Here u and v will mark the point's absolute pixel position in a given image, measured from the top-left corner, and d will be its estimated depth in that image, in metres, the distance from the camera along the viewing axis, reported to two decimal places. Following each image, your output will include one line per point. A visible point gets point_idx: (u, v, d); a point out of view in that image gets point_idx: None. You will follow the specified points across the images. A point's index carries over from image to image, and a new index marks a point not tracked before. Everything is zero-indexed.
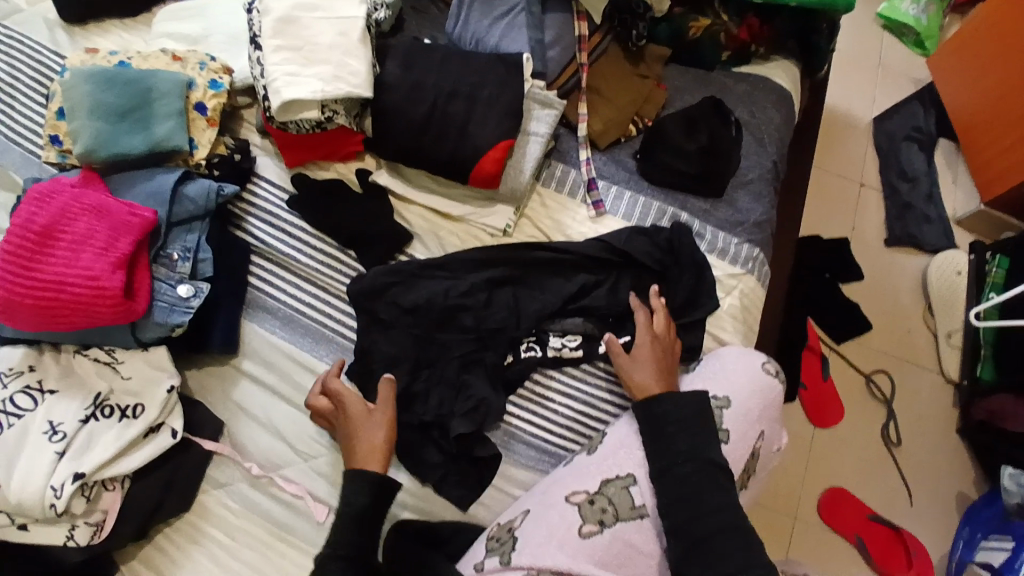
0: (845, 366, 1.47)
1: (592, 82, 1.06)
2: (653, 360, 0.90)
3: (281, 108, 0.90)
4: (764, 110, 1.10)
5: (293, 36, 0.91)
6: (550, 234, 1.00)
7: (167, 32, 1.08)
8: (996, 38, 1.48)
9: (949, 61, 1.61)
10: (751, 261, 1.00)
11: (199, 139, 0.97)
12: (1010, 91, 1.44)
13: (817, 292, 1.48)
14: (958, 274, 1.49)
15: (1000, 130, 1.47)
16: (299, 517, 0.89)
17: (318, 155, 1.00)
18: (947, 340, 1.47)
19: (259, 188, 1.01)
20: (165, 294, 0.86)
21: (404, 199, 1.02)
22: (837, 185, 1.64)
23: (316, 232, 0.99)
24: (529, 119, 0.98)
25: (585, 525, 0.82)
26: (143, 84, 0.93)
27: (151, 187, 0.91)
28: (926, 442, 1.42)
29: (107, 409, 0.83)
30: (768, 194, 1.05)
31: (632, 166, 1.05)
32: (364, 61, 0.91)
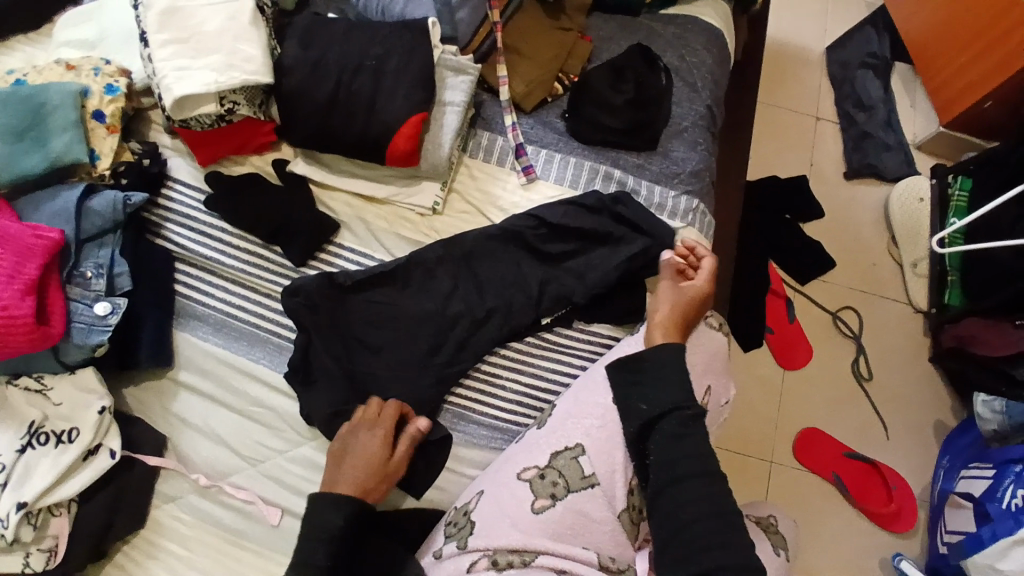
0: (811, 305, 1.46)
1: (509, 42, 1.00)
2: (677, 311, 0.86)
3: (175, 106, 0.86)
4: (696, 52, 1.05)
5: (179, 27, 0.85)
6: (484, 208, 0.97)
7: (66, 40, 1.02)
8: None
9: None
10: (691, 213, 0.97)
11: (101, 149, 0.92)
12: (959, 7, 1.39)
13: (777, 233, 1.45)
14: (920, 201, 1.46)
15: (953, 46, 1.42)
16: (253, 521, 0.87)
17: (230, 149, 0.95)
18: (913, 270, 1.45)
19: (174, 191, 0.97)
20: (82, 315, 0.83)
21: (325, 186, 0.98)
22: (793, 122, 1.59)
23: (237, 232, 0.95)
24: (444, 88, 0.93)
25: (536, 500, 0.81)
26: (34, 100, 0.87)
27: (55, 206, 0.86)
28: (897, 373, 1.42)
29: (43, 436, 0.80)
30: (704, 140, 1.01)
31: (561, 128, 1.01)
32: (257, 45, 0.86)
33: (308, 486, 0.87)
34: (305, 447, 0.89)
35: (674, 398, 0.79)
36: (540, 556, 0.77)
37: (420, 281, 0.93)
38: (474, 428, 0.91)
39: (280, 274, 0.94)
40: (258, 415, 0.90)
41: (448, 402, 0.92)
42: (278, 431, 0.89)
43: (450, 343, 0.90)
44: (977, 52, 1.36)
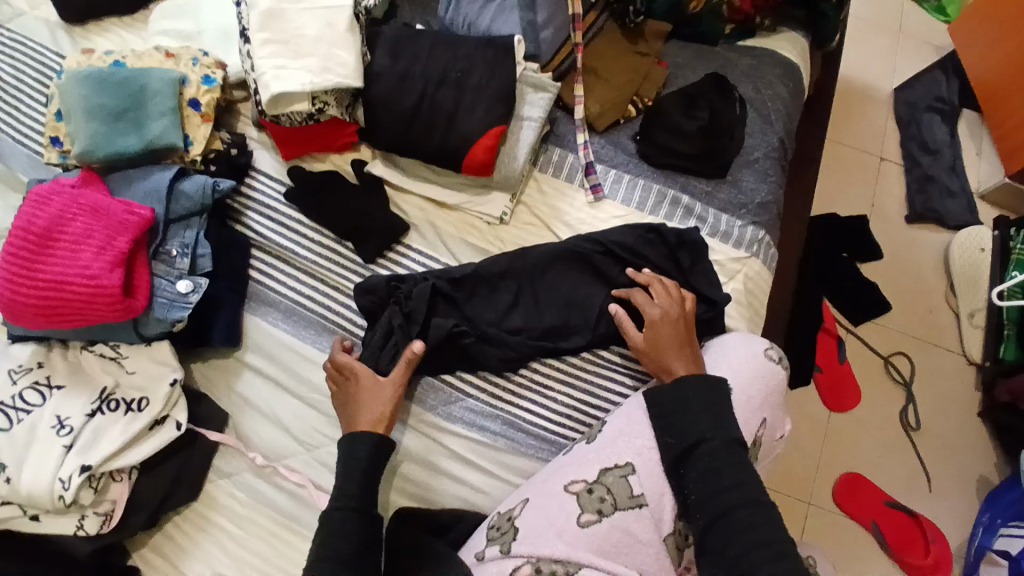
0: (862, 347, 1.43)
1: (588, 63, 1.04)
2: (676, 346, 0.86)
3: (271, 103, 0.90)
4: (771, 85, 1.06)
5: (280, 29, 0.90)
6: (550, 221, 0.99)
7: (162, 30, 1.08)
8: (1003, 12, 1.44)
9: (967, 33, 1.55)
10: (756, 244, 0.97)
11: (194, 135, 0.97)
12: None
13: (833, 270, 1.44)
14: (982, 250, 1.43)
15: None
16: (303, 505, 0.89)
17: (314, 146, 1.00)
18: (969, 320, 1.42)
19: (256, 182, 1.01)
20: (165, 290, 0.87)
21: (399, 189, 1.01)
22: (854, 160, 1.58)
23: (312, 224, 0.99)
24: (522, 103, 0.96)
25: (583, 514, 0.80)
26: (136, 84, 0.93)
27: (147, 186, 0.91)
28: (947, 424, 1.38)
29: (113, 403, 0.85)
30: (774, 172, 1.01)
31: (631, 149, 1.02)
32: (351, 50, 0.90)
33: None
34: None
35: (729, 427, 0.80)
36: (584, 568, 0.77)
37: (484, 289, 0.95)
38: (524, 436, 0.92)
39: (350, 269, 0.97)
40: (318, 403, 0.92)
41: (499, 408, 0.93)
42: (334, 421, 0.92)
43: (507, 351, 0.92)
44: None
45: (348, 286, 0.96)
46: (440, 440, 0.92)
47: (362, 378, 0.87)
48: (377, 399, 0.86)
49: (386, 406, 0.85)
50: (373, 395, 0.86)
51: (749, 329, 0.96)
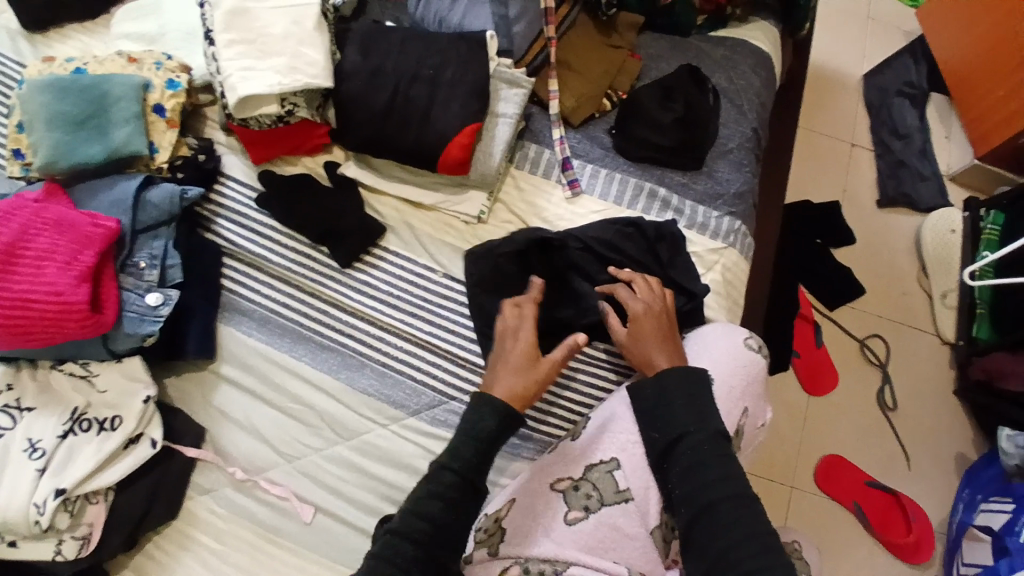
0: (839, 332, 1.46)
1: (562, 57, 1.02)
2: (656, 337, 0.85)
3: (238, 106, 0.88)
4: (744, 75, 1.06)
5: (245, 28, 0.87)
6: (528, 219, 0.98)
7: (125, 32, 1.05)
8: None
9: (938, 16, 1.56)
10: (733, 234, 0.97)
11: (160, 142, 0.94)
12: (998, 45, 1.40)
13: (810, 257, 1.45)
14: (953, 232, 1.46)
15: (991, 80, 1.42)
16: (286, 517, 0.88)
17: (283, 149, 0.97)
18: (942, 301, 1.46)
19: (225, 188, 0.98)
20: (133, 304, 0.85)
21: (373, 190, 0.99)
22: (828, 147, 1.60)
23: (284, 230, 0.96)
24: (497, 100, 0.94)
25: (570, 512, 0.81)
26: (98, 91, 0.90)
27: (113, 196, 0.88)
28: (922, 404, 1.42)
29: (85, 423, 0.82)
30: (749, 162, 1.02)
31: (607, 143, 1.01)
32: (319, 49, 0.88)
33: (344, 485, 0.88)
34: (343, 446, 0.89)
35: (714, 419, 0.80)
36: (572, 565, 0.77)
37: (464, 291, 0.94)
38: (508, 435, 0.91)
39: (326, 274, 0.95)
40: (299, 413, 0.91)
41: None
42: (316, 430, 0.90)
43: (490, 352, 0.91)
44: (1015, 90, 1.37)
45: (325, 292, 0.94)
46: (423, 443, 0.89)
47: (518, 353, 0.82)
48: (522, 373, 0.81)
49: (526, 379, 0.80)
50: (514, 368, 0.81)
51: (730, 320, 0.97)
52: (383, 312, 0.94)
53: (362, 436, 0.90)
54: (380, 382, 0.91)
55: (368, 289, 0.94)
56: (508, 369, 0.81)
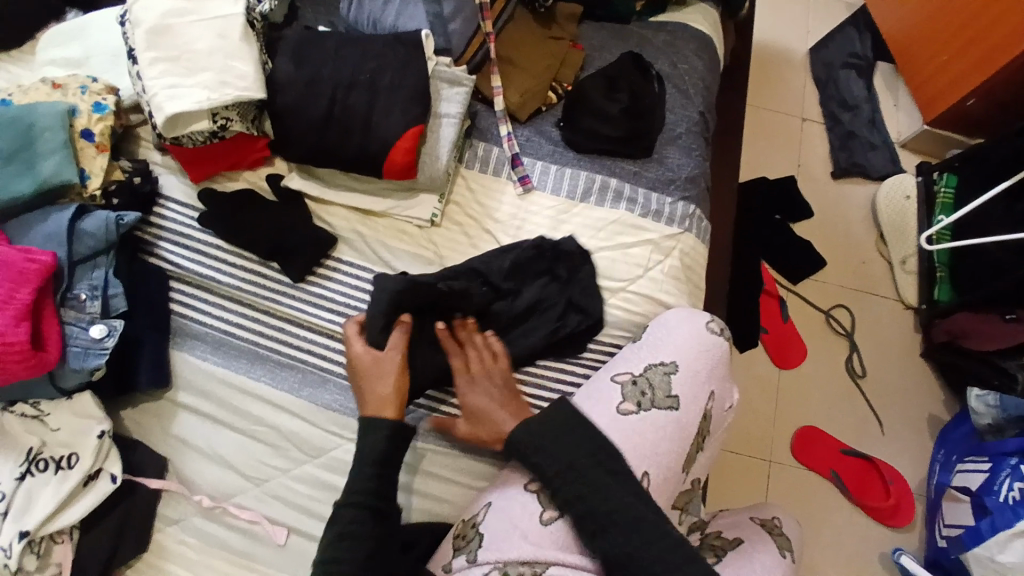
0: (804, 305, 1.47)
1: (503, 55, 1.01)
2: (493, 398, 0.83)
3: (168, 124, 0.85)
4: (686, 59, 1.06)
5: (169, 45, 0.84)
6: (482, 219, 0.96)
7: (52, 59, 1.01)
8: None
9: None
10: (688, 219, 0.97)
11: (91, 168, 0.91)
12: (935, 11, 1.43)
13: (770, 234, 1.47)
14: (908, 199, 1.48)
15: (934, 46, 1.45)
16: (259, 542, 0.85)
17: (224, 165, 0.94)
18: (902, 267, 1.48)
19: (167, 210, 0.96)
20: (77, 338, 0.81)
21: (322, 201, 0.97)
22: (780, 123, 1.61)
23: (233, 249, 0.94)
24: (439, 100, 0.93)
25: (546, 511, 0.80)
26: (22, 121, 0.86)
27: (46, 228, 0.85)
28: (889, 369, 1.44)
29: (42, 463, 0.79)
30: (698, 146, 1.02)
31: (556, 137, 1.01)
32: (249, 61, 0.85)
33: (315, 504, 0.86)
34: (311, 465, 0.88)
35: None
36: (552, 565, 0.76)
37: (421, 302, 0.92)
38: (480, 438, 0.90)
39: (279, 291, 0.93)
40: (263, 435, 0.88)
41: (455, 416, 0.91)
42: (281, 450, 0.88)
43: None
44: (957, 54, 1.39)
45: (280, 309, 0.92)
46: None
47: (362, 364, 0.83)
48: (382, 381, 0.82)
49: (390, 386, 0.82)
50: (375, 381, 0.82)
51: (691, 304, 0.97)
52: (341, 324, 0.92)
53: (329, 453, 0.88)
54: (344, 397, 0.89)
55: (324, 302, 0.92)
56: (367, 381, 0.82)
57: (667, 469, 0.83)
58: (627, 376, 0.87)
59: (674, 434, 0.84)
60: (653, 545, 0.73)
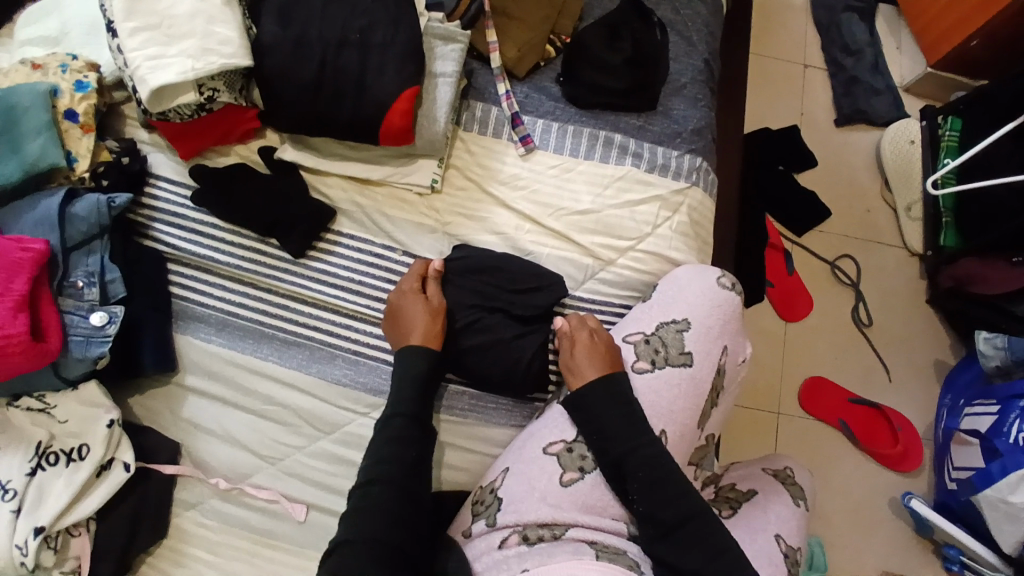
0: (809, 257, 1.46)
1: (498, 4, 0.94)
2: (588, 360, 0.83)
3: (152, 99, 0.81)
4: (689, 5, 1.01)
5: (147, 13, 0.80)
6: (483, 182, 0.93)
7: (29, 38, 0.95)
8: None
9: None
10: (695, 172, 0.95)
11: (77, 151, 0.87)
12: None
13: (773, 185, 1.44)
14: (912, 142, 1.46)
15: None
16: (278, 520, 0.85)
17: (213, 139, 0.91)
18: (907, 214, 1.47)
19: (158, 189, 0.93)
20: (78, 327, 0.79)
21: (317, 172, 0.94)
22: (781, 72, 1.57)
23: (229, 226, 0.91)
24: (433, 59, 0.89)
25: (565, 473, 0.80)
26: (4, 103, 0.82)
27: (37, 215, 0.82)
28: (896, 316, 1.44)
29: (52, 456, 0.77)
30: (704, 96, 0.98)
31: (556, 93, 0.97)
32: (232, 26, 0.81)
33: (333, 480, 0.86)
34: (326, 440, 0.87)
35: None
36: (570, 528, 0.76)
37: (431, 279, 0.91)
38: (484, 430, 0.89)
39: (280, 267, 0.90)
40: (274, 413, 0.87)
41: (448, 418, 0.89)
42: (294, 428, 0.87)
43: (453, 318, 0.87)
44: None
45: (282, 286, 0.90)
46: None
47: (407, 301, 0.84)
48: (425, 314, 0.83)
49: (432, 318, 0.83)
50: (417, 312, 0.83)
51: (700, 261, 0.95)
52: (346, 298, 0.90)
53: (342, 428, 0.87)
54: (354, 370, 0.88)
55: (327, 276, 0.90)
56: (408, 317, 0.83)
57: (683, 428, 0.83)
58: (638, 336, 0.86)
59: (689, 391, 0.83)
60: (705, 540, 0.73)
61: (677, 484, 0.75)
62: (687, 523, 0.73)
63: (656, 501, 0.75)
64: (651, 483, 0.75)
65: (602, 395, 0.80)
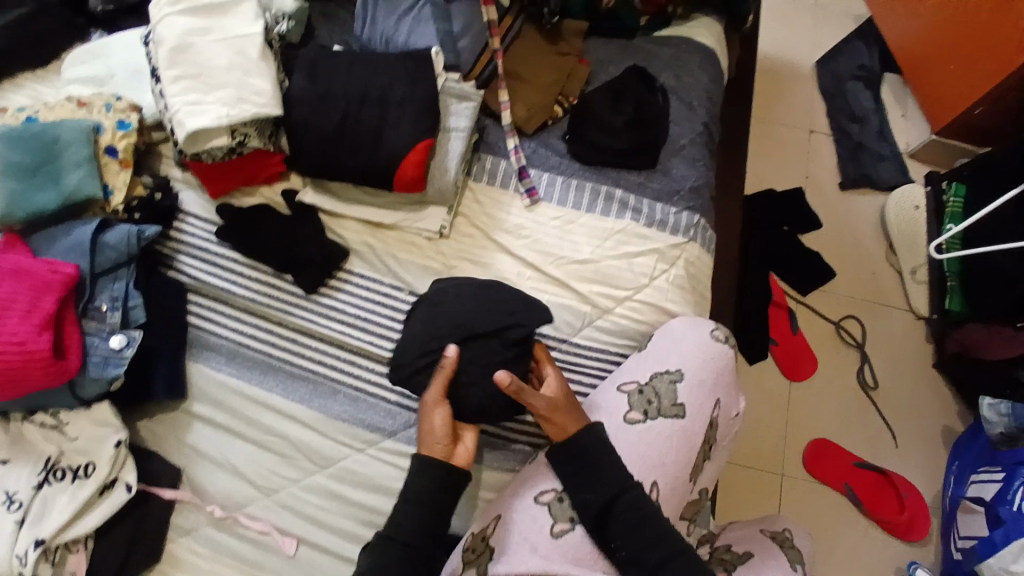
0: (813, 317, 1.47)
1: (512, 69, 1.02)
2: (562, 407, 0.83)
3: (188, 141, 0.87)
4: (691, 72, 1.06)
5: (189, 63, 0.87)
6: (489, 230, 0.98)
7: (75, 76, 1.06)
8: None
9: None
10: (693, 228, 0.99)
11: (114, 184, 0.94)
12: (953, 15, 1.41)
13: (776, 245, 1.48)
14: (916, 208, 1.50)
15: (947, 48, 1.44)
16: (269, 552, 0.87)
17: (240, 181, 0.98)
18: (913, 276, 1.49)
19: (187, 224, 0.99)
20: (97, 348, 0.84)
21: (334, 215, 0.99)
22: (786, 136, 1.63)
23: (247, 261, 0.97)
24: (448, 115, 0.95)
25: (556, 524, 0.81)
26: (47, 136, 0.90)
27: (70, 241, 0.88)
28: (901, 380, 1.44)
29: (60, 472, 0.82)
30: (702, 157, 1.03)
31: (563, 150, 1.02)
32: (267, 78, 0.88)
33: (324, 515, 0.88)
34: (320, 475, 0.89)
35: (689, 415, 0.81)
36: None
37: None
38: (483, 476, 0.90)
39: (292, 302, 0.95)
40: (274, 444, 0.90)
41: None
42: (291, 460, 0.89)
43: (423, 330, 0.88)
44: (972, 52, 1.38)
45: (293, 320, 0.94)
46: (400, 464, 0.89)
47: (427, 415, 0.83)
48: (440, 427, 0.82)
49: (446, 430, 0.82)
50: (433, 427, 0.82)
51: (697, 314, 0.98)
52: (352, 334, 0.94)
53: (337, 463, 0.89)
54: (353, 406, 0.91)
55: (335, 312, 0.95)
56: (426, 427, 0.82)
57: (674, 478, 0.84)
58: (633, 385, 0.88)
59: (680, 444, 0.85)
60: None
61: (656, 523, 0.77)
62: (669, 563, 0.75)
63: (637, 544, 0.76)
64: (634, 527, 0.77)
65: (596, 440, 0.81)
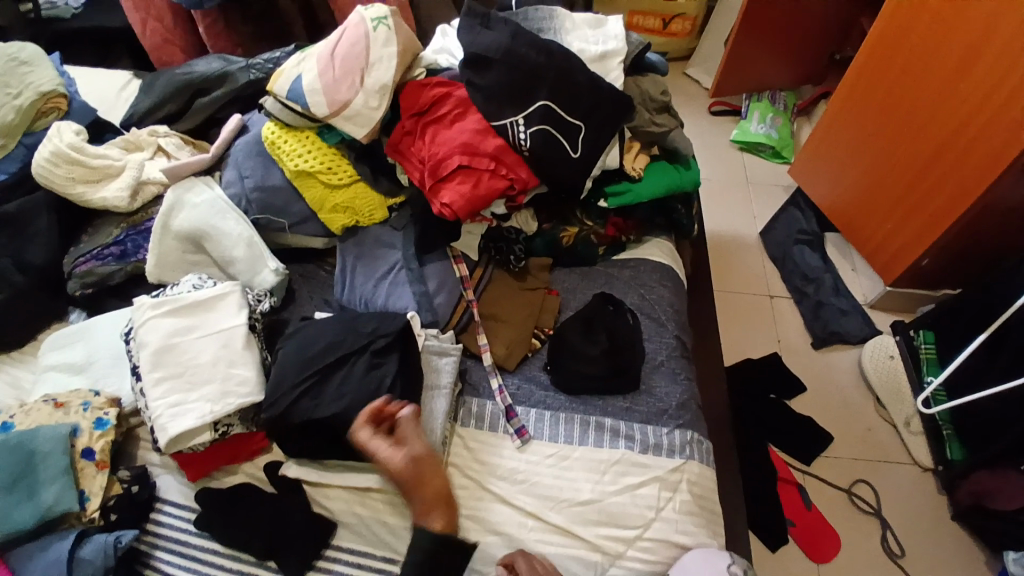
0: (821, 486, 1.43)
1: (487, 311, 1.07)
2: None
3: (170, 443, 0.86)
4: (653, 290, 1.14)
5: (174, 363, 0.89)
6: (482, 479, 0.94)
7: (52, 363, 1.03)
8: (842, 138, 1.63)
9: (813, 161, 1.73)
10: (687, 446, 0.98)
11: (90, 488, 0.90)
12: (879, 180, 1.55)
13: (767, 416, 1.48)
14: (892, 357, 1.54)
15: (881, 207, 1.56)
16: None
17: (223, 460, 0.95)
18: (907, 428, 1.48)
19: (164, 515, 0.94)
20: None
21: (320, 484, 0.96)
22: (750, 304, 1.71)
23: (229, 551, 0.91)
24: (431, 371, 0.97)
25: None
26: (24, 449, 0.88)
27: (48, 556, 0.84)
28: (927, 544, 1.37)
29: None
30: (682, 371, 1.06)
31: (545, 381, 1.04)
32: (251, 366, 0.90)
33: None
34: None
35: None
36: None
37: None
38: None
39: None
40: None
41: None
42: None
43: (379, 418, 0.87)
44: (909, 209, 1.49)
45: None
46: None
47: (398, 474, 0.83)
48: (418, 465, 0.83)
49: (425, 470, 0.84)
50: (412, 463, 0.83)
51: (712, 538, 0.94)
52: None
53: None
54: None
55: None
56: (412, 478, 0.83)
57: None
58: None
59: None
60: None
61: None
62: None
63: None
64: None
65: None
